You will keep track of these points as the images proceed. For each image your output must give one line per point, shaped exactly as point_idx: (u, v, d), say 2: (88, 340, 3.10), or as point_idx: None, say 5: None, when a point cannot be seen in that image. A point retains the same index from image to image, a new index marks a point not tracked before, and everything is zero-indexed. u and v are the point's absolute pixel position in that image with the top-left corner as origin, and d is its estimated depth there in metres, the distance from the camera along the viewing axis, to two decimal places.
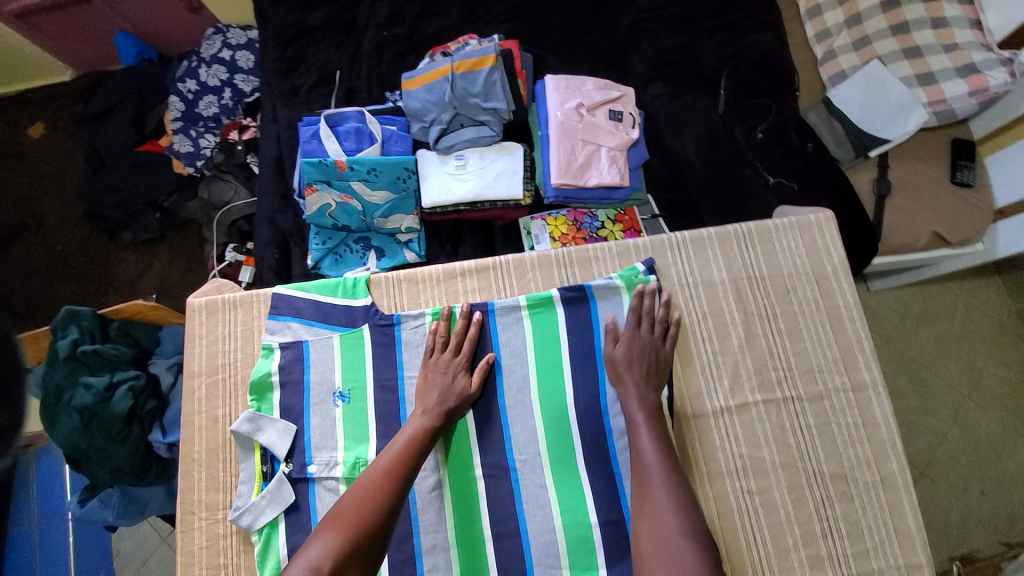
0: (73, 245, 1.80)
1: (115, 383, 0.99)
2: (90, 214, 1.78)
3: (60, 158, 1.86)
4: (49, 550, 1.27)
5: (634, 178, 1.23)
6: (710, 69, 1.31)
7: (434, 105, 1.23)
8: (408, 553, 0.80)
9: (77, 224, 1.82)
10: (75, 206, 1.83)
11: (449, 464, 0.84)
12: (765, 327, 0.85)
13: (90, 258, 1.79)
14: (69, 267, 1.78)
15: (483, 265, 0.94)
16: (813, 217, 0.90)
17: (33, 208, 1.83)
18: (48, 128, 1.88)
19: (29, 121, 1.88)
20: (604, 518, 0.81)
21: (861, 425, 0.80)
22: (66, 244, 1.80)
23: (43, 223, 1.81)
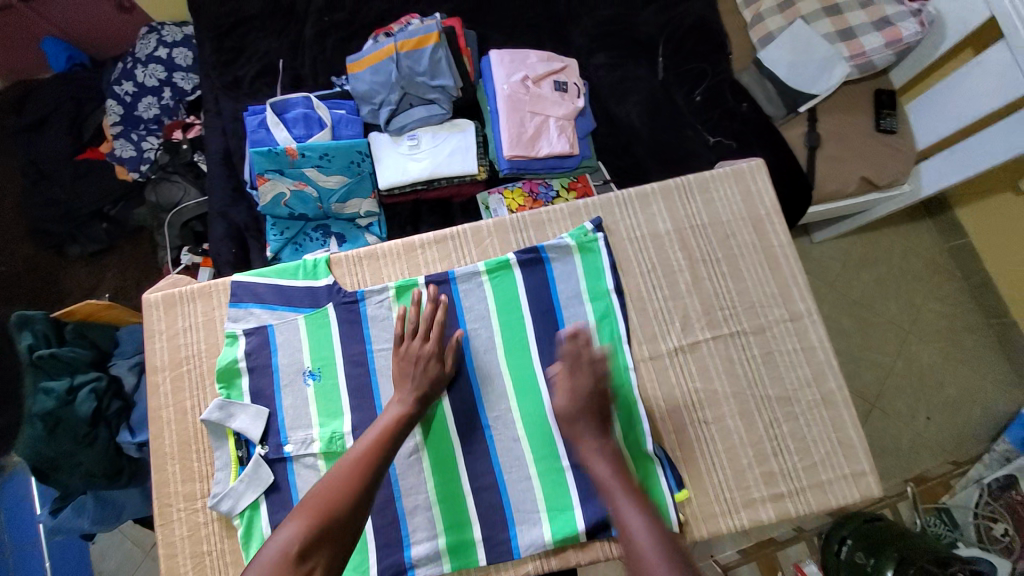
0: (16, 263, 1.72)
1: (75, 386, 0.98)
2: (32, 230, 1.70)
3: None
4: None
5: (584, 146, 1.27)
6: (648, 38, 1.36)
7: (381, 86, 1.24)
8: (391, 516, 0.83)
9: (20, 241, 1.73)
10: (16, 223, 1.74)
11: (430, 442, 0.86)
12: (710, 271, 0.91)
13: (36, 275, 1.72)
14: (14, 286, 1.70)
15: (442, 236, 0.96)
16: (746, 166, 0.97)
17: None
18: None
19: None
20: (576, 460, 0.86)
21: (801, 351, 0.88)
22: (11, 264, 1.71)
23: None
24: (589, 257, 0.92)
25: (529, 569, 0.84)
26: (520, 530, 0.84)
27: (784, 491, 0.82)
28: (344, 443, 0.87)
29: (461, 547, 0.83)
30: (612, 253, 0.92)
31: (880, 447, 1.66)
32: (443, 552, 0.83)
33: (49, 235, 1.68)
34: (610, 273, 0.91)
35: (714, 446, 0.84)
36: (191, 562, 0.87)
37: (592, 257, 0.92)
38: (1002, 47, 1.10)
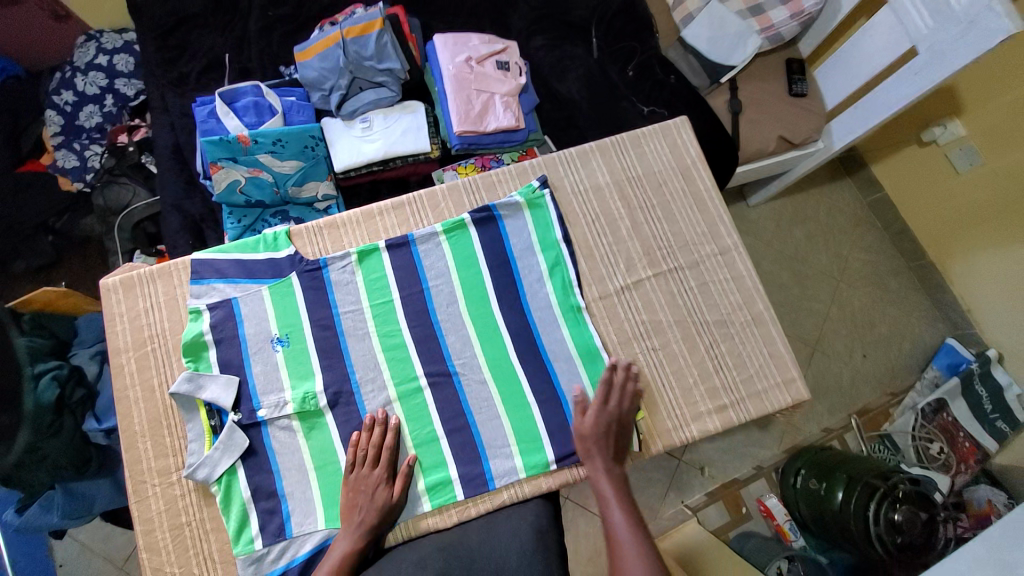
0: None
1: (35, 374, 0.97)
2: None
3: None
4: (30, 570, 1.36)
5: (529, 120, 1.35)
6: (581, 20, 1.46)
7: (331, 72, 1.28)
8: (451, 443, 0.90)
9: None
10: None
11: (431, 494, 0.88)
12: (647, 217, 1.01)
13: None
14: None
15: (398, 202, 1.02)
16: (671, 122, 1.07)
17: None
18: None
19: None
20: (540, 396, 0.92)
21: (731, 279, 1.00)
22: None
23: None
24: (538, 212, 0.99)
25: (505, 498, 0.89)
26: (494, 464, 0.89)
27: (726, 402, 0.94)
28: (317, 402, 0.89)
29: (439, 486, 0.88)
30: (558, 207, 1.00)
31: (826, 386, 1.80)
32: (423, 492, 0.87)
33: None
34: (557, 224, 0.99)
35: (663, 368, 0.94)
36: (169, 535, 0.86)
37: (540, 211, 0.99)
38: (888, 10, 1.25)
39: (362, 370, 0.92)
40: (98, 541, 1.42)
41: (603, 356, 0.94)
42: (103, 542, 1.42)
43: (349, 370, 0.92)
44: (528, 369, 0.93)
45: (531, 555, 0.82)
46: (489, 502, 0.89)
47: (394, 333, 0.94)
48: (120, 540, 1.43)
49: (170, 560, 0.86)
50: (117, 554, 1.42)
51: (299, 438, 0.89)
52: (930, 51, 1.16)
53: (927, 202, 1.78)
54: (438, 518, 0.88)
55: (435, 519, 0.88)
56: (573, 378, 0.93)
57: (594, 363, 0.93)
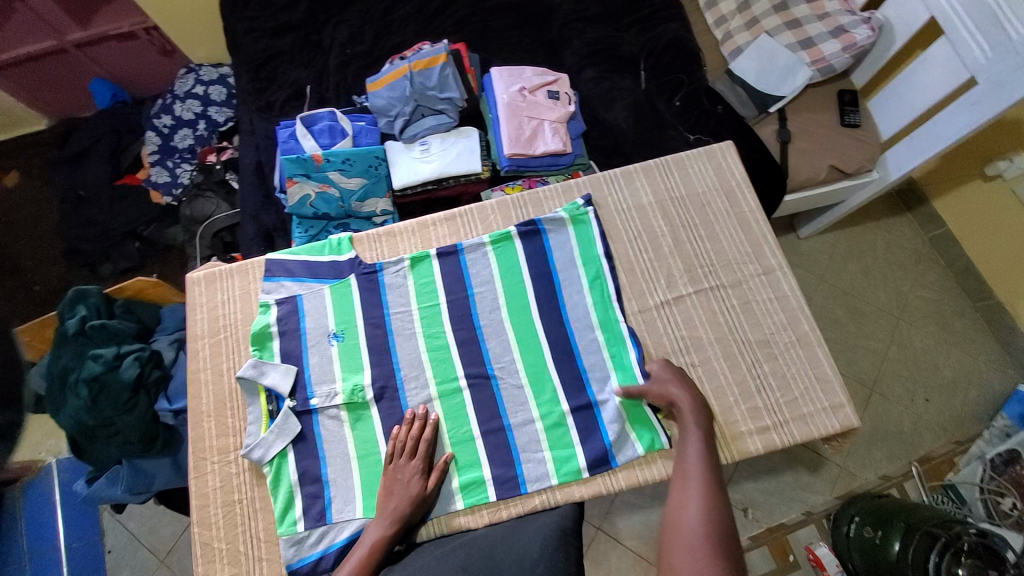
0: (53, 283, 1.80)
1: (122, 353, 1.08)
2: (67, 250, 1.81)
3: (34, 204, 1.91)
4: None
5: (576, 146, 1.42)
6: (631, 55, 1.55)
7: (397, 100, 1.42)
8: (500, 442, 0.92)
9: (56, 262, 1.83)
10: (54, 247, 1.85)
11: (464, 493, 0.90)
12: (690, 236, 1.03)
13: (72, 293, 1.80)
14: (50, 305, 1.78)
15: (451, 214, 1.09)
16: (716, 146, 1.10)
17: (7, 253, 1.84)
18: (24, 175, 1.94)
19: (4, 171, 1.95)
20: (574, 405, 0.93)
21: (775, 299, 1.00)
22: (46, 283, 1.80)
23: (21, 266, 1.82)
24: (582, 228, 1.03)
25: (537, 502, 0.90)
26: (526, 468, 0.91)
27: (769, 423, 0.92)
28: (365, 395, 0.95)
29: (472, 485, 0.90)
30: (601, 224, 1.04)
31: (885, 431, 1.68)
32: (457, 490, 0.90)
33: (79, 254, 1.80)
34: (599, 240, 1.02)
35: (703, 384, 0.94)
36: (221, 511, 0.92)
37: (583, 227, 1.03)
38: (944, 42, 1.25)
39: (406, 368, 0.98)
40: (145, 535, 1.48)
41: (636, 371, 0.93)
42: (148, 534, 1.48)
43: (396, 367, 0.98)
44: (562, 376, 0.96)
45: (552, 548, 0.78)
46: (521, 506, 0.90)
47: (438, 335, 0.99)
48: (165, 534, 1.48)
49: (218, 536, 0.91)
50: (161, 547, 1.47)
51: (345, 427, 0.95)
52: (989, 82, 1.15)
53: (995, 238, 1.70)
54: (470, 517, 0.90)
55: (467, 518, 0.90)
56: (606, 390, 0.94)
57: (629, 374, 0.94)
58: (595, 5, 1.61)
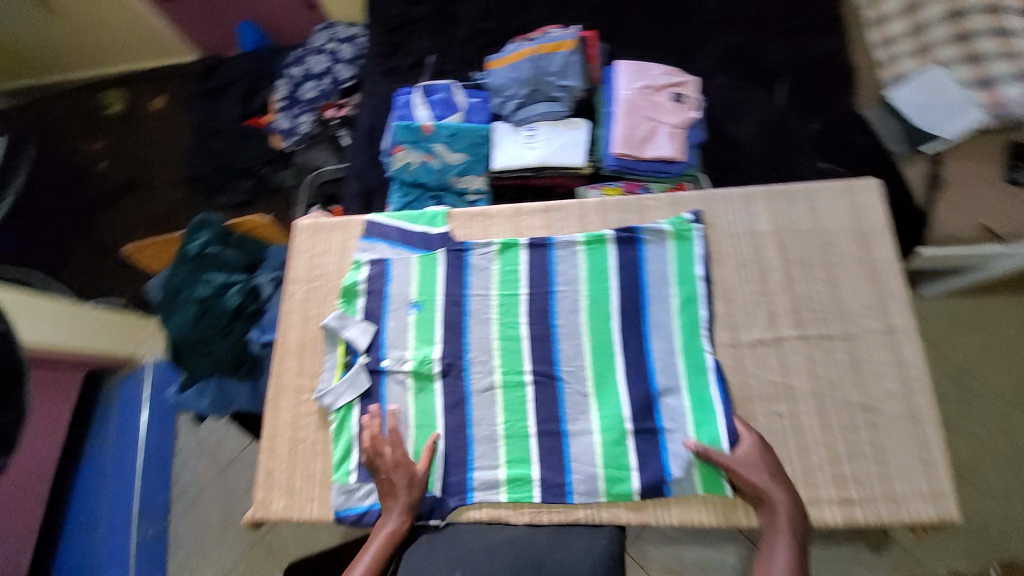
0: (175, 202, 1.99)
1: (229, 283, 1.19)
2: (192, 176, 1.99)
3: (172, 128, 2.10)
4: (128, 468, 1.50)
5: (690, 155, 1.33)
6: (773, 66, 1.44)
7: (515, 82, 1.41)
8: (554, 447, 0.90)
9: (180, 185, 2.01)
10: (180, 170, 2.03)
11: (509, 488, 0.90)
12: (805, 274, 0.93)
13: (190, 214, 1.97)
14: (169, 221, 1.96)
15: (549, 207, 1.07)
16: (857, 182, 0.98)
17: (142, 169, 2.03)
18: (169, 100, 2.15)
19: (154, 95, 2.17)
20: (638, 427, 0.88)
21: (891, 364, 0.88)
22: (170, 201, 1.99)
23: (151, 182, 2.01)
24: (683, 245, 0.97)
25: (581, 515, 0.88)
26: (575, 479, 0.88)
27: (854, 496, 0.82)
28: (432, 367, 0.97)
29: (519, 481, 0.90)
30: (706, 245, 0.97)
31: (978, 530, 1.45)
32: (502, 482, 0.90)
33: (203, 182, 1.97)
34: (700, 261, 0.95)
35: (785, 437, 0.86)
36: (287, 445, 0.99)
37: (685, 245, 0.96)
38: None
39: (475, 351, 0.98)
40: (207, 448, 1.65)
41: (716, 410, 0.87)
42: (214, 445, 1.65)
43: (465, 348, 0.98)
44: (633, 398, 0.90)
45: None
46: (563, 515, 0.89)
47: (512, 326, 0.99)
48: (224, 449, 1.64)
49: (280, 467, 0.98)
50: (219, 460, 1.63)
51: (408, 394, 0.97)
52: None
53: None
54: (511, 511, 0.90)
55: (508, 511, 0.90)
56: (676, 422, 0.88)
57: (706, 416, 0.87)
58: (742, 9, 1.51)
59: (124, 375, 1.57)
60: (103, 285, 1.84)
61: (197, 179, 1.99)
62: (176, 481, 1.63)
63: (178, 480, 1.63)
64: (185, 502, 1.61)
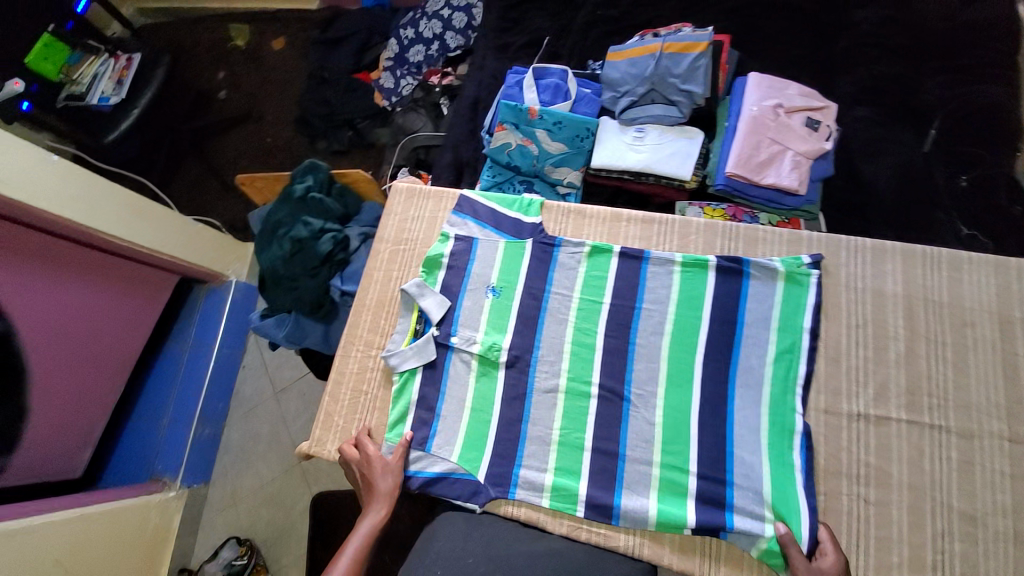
0: (280, 140, 2.09)
1: (324, 230, 1.23)
2: (298, 118, 2.07)
3: (288, 69, 2.18)
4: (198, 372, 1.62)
5: (811, 190, 1.22)
6: (926, 107, 1.28)
7: (633, 78, 1.33)
8: (607, 467, 0.87)
9: (288, 124, 2.10)
10: (290, 110, 2.12)
11: (553, 496, 0.87)
12: (931, 352, 0.85)
13: (290, 154, 2.06)
14: (272, 157, 2.06)
15: (650, 217, 1.02)
16: (1014, 262, 0.87)
17: (256, 103, 2.14)
18: (289, 43, 2.21)
19: (275, 35, 2.23)
20: (702, 471, 0.83)
21: (1010, 476, 0.78)
22: (275, 139, 2.09)
23: (263, 117, 2.12)
24: (794, 289, 0.90)
25: (621, 543, 0.85)
26: (625, 506, 0.84)
27: None
28: (499, 356, 0.95)
29: (564, 492, 0.87)
30: (820, 295, 0.89)
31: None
32: (547, 488, 0.88)
33: (308, 126, 2.05)
34: (810, 310, 0.88)
35: (865, 525, 0.79)
36: (348, 394, 1.02)
37: (797, 289, 0.89)
38: None
39: (545, 350, 0.95)
40: (271, 367, 1.75)
41: (796, 476, 0.81)
42: (274, 368, 1.75)
43: (536, 344, 0.96)
44: (703, 439, 0.85)
45: None
46: (603, 538, 0.85)
47: (586, 333, 0.95)
48: (284, 373, 1.73)
49: (340, 413, 1.01)
50: (278, 382, 1.73)
51: (470, 375, 0.96)
52: None
53: None
54: (548, 517, 0.88)
55: (546, 516, 0.88)
56: (748, 478, 0.81)
57: (783, 482, 0.81)
58: (903, 35, 1.35)
59: (210, 289, 1.69)
60: (207, 206, 1.99)
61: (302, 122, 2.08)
62: (238, 391, 1.74)
63: (241, 390, 1.74)
64: (242, 411, 1.72)
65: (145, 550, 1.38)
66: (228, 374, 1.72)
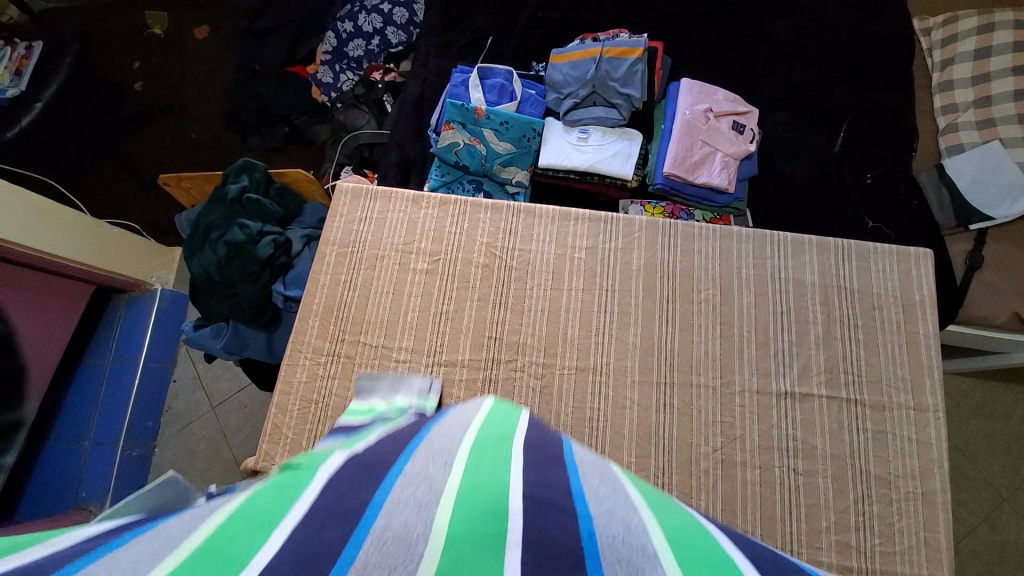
0: (207, 136, 1.94)
1: (263, 233, 1.15)
2: (228, 112, 1.94)
3: (214, 60, 2.03)
4: (115, 388, 1.49)
5: (739, 188, 1.32)
6: (835, 112, 1.42)
7: (575, 80, 1.37)
8: None
9: (216, 119, 1.96)
10: (218, 104, 1.98)
11: None
12: (845, 333, 0.96)
13: (220, 152, 1.93)
14: (198, 154, 1.92)
15: (596, 216, 1.06)
16: (912, 251, 1.00)
17: (178, 96, 1.98)
18: (212, 32, 2.06)
19: (197, 23, 2.07)
20: None
21: (915, 441, 0.90)
22: (201, 134, 1.94)
23: (186, 111, 1.96)
24: None
25: None
26: None
27: (854, 566, 0.84)
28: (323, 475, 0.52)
29: None
30: None
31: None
32: None
33: (238, 121, 1.92)
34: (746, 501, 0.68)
35: (797, 495, 0.87)
36: (298, 406, 0.96)
37: None
38: None
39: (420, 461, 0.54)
40: (206, 378, 1.64)
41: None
42: (211, 379, 1.64)
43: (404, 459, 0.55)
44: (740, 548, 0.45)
45: None
46: None
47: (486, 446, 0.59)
48: (223, 386, 1.63)
49: (288, 424, 0.95)
50: (216, 395, 1.62)
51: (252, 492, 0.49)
52: None
53: None
54: None
55: None
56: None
57: None
58: (813, 45, 1.48)
59: (132, 298, 1.57)
60: (125, 207, 1.82)
61: (231, 116, 1.95)
62: (168, 407, 1.61)
63: (172, 406, 1.62)
64: (174, 429, 1.60)
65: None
66: (156, 387, 1.58)
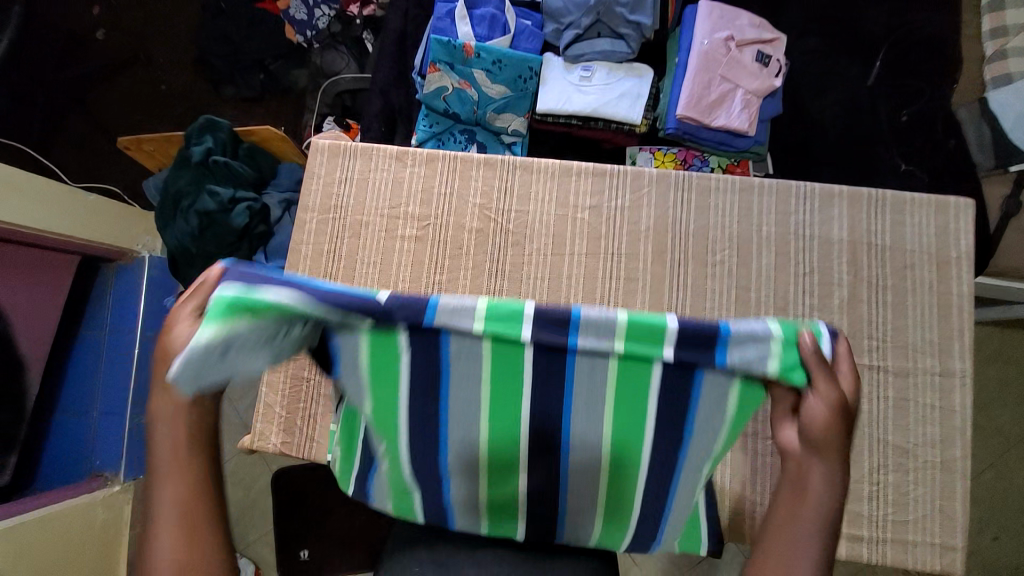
0: (178, 87, 1.76)
1: (236, 200, 1.06)
2: (197, 59, 1.76)
3: None
4: (115, 359, 1.44)
5: (761, 131, 1.18)
6: (872, 38, 1.25)
7: (576, 6, 1.18)
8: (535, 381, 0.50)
9: (184, 67, 1.78)
10: (184, 50, 1.79)
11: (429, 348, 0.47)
12: (872, 296, 0.88)
13: (192, 104, 1.77)
14: (170, 107, 1.76)
15: (601, 169, 0.95)
16: (952, 200, 0.90)
17: (140, 43, 1.79)
18: None
19: None
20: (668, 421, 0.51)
21: (939, 409, 0.85)
22: (170, 85, 1.78)
23: (151, 60, 1.78)
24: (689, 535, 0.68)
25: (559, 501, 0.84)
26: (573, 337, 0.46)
27: (863, 533, 0.82)
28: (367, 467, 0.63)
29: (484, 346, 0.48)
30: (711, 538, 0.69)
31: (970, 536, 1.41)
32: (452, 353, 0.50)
33: (208, 69, 1.75)
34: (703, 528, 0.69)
35: None
36: (288, 384, 0.92)
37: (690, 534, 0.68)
38: None
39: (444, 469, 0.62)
40: None
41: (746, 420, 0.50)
42: None
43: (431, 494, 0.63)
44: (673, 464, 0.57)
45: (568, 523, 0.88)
46: None
47: (508, 495, 0.62)
48: None
49: (280, 402, 0.92)
50: None
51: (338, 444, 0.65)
52: None
53: None
54: None
55: None
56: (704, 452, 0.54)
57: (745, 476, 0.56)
58: None
59: (121, 266, 1.48)
60: (98, 170, 1.70)
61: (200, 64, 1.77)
62: None
63: None
64: None
65: (103, 541, 1.31)
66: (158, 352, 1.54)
